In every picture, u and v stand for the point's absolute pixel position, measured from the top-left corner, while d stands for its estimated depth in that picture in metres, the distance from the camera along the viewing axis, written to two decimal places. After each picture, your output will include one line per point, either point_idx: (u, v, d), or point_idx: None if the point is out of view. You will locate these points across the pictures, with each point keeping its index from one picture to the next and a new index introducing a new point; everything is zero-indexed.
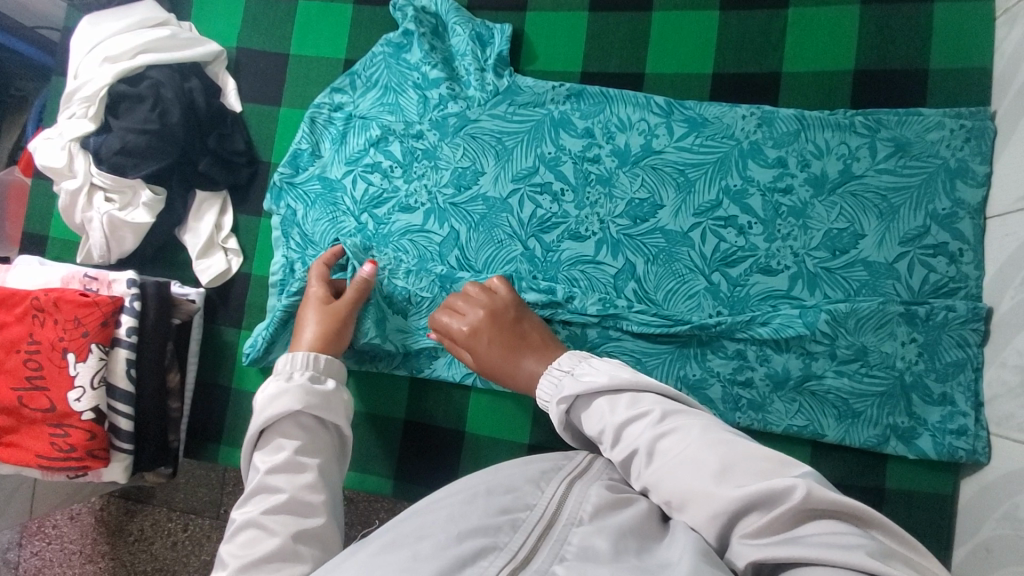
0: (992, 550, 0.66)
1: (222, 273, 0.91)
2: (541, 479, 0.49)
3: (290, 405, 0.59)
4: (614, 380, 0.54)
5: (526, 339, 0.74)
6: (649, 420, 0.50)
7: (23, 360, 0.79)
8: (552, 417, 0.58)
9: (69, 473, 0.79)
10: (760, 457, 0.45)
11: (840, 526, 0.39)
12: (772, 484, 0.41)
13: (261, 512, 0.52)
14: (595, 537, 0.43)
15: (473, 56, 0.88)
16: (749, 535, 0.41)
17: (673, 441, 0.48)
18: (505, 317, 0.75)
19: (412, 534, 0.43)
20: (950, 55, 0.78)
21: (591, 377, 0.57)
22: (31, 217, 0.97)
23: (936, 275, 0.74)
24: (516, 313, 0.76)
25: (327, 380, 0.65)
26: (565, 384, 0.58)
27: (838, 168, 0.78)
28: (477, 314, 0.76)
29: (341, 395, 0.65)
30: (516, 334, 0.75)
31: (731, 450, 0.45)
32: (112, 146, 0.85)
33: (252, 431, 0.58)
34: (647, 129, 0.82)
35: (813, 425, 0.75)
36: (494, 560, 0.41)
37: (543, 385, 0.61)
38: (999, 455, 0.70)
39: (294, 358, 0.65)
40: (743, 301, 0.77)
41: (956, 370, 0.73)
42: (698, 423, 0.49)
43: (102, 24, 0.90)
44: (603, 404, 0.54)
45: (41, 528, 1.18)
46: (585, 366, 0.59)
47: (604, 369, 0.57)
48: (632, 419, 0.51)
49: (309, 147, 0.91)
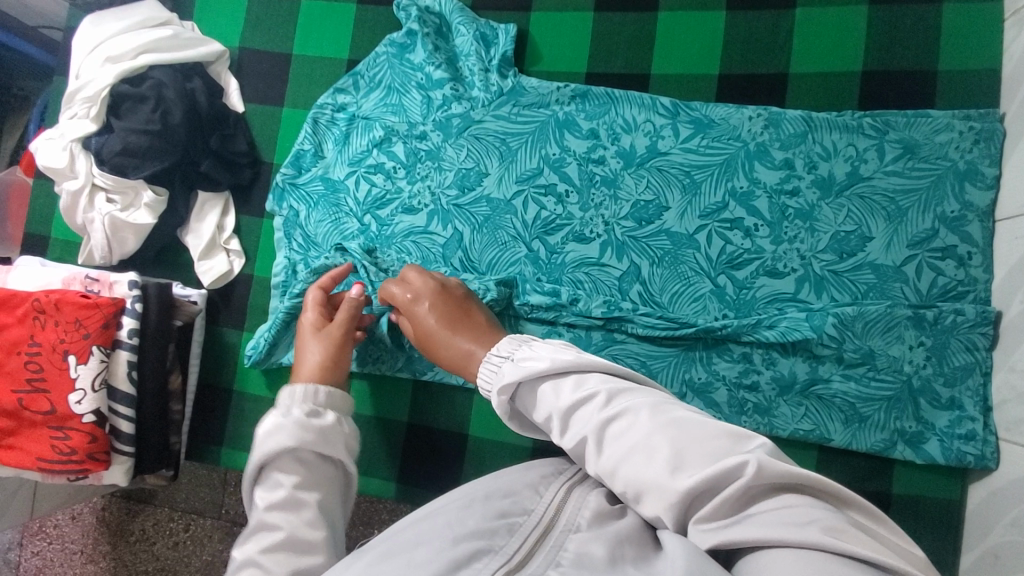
0: (1000, 556, 0.65)
1: (224, 274, 0.91)
2: (540, 484, 0.48)
3: (286, 441, 0.58)
4: (556, 362, 0.51)
5: (468, 317, 0.71)
6: (596, 405, 0.47)
7: (24, 362, 0.79)
8: (496, 407, 0.55)
9: (69, 476, 0.79)
10: (714, 434, 0.43)
11: (794, 500, 0.38)
12: (724, 464, 0.39)
13: (258, 551, 0.51)
14: (592, 543, 0.42)
15: (478, 56, 0.88)
16: (705, 518, 0.40)
17: (623, 427, 0.45)
18: (455, 293, 0.74)
19: (407, 541, 0.43)
20: (959, 56, 0.78)
21: (531, 360, 0.54)
22: (32, 218, 0.97)
23: (944, 278, 0.74)
24: (466, 295, 0.74)
25: (327, 413, 0.64)
26: (505, 371, 0.55)
27: (846, 170, 0.77)
28: (427, 281, 0.74)
29: (341, 428, 0.64)
30: (460, 309, 0.72)
31: (684, 431, 0.43)
32: (113, 146, 0.84)
33: (251, 469, 0.57)
34: (653, 130, 0.82)
35: (819, 429, 0.75)
36: (489, 563, 0.41)
37: (482, 372, 0.58)
38: (1007, 460, 0.69)
39: (294, 392, 0.64)
40: (749, 303, 0.77)
41: (964, 374, 0.72)
42: (647, 402, 0.46)
43: (104, 23, 0.89)
44: (547, 390, 0.51)
45: (41, 528, 1.18)
46: (524, 349, 0.56)
47: (543, 351, 0.54)
48: (578, 403, 0.48)
49: (312, 148, 0.91)
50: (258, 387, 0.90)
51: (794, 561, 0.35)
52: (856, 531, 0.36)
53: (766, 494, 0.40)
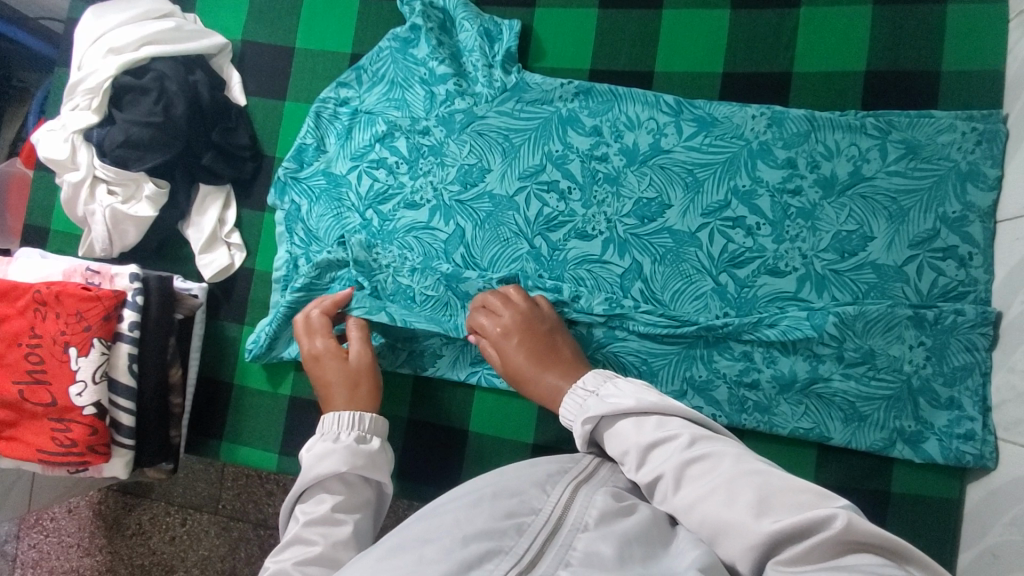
0: (998, 556, 0.65)
1: (224, 268, 0.91)
2: (546, 482, 0.48)
3: (337, 464, 0.59)
4: (641, 403, 0.53)
5: (556, 354, 0.72)
6: (679, 445, 0.49)
7: (24, 354, 0.78)
8: (575, 438, 0.56)
9: (70, 469, 0.79)
10: (797, 489, 0.44)
11: (877, 558, 0.38)
12: (813, 513, 0.40)
13: (293, 563, 0.51)
14: (601, 542, 0.42)
15: (482, 52, 0.87)
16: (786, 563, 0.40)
17: (705, 469, 0.47)
18: (540, 328, 0.74)
19: (417, 537, 0.43)
20: (963, 57, 0.78)
21: (616, 398, 0.55)
22: (32, 210, 0.96)
23: (945, 279, 0.74)
24: (552, 326, 0.74)
25: (372, 440, 0.64)
26: (590, 404, 0.56)
27: (848, 170, 0.77)
28: (514, 315, 0.74)
29: (385, 454, 0.64)
30: (547, 346, 0.72)
31: (768, 481, 0.44)
32: (116, 138, 0.83)
33: (294, 489, 0.58)
34: (656, 128, 0.82)
35: (819, 427, 0.75)
36: (500, 564, 0.41)
37: (566, 404, 0.59)
38: (1006, 460, 0.69)
39: (339, 417, 0.64)
40: (750, 302, 0.77)
41: (964, 374, 0.72)
42: (730, 451, 0.48)
43: (106, 15, 0.89)
44: (628, 425, 0.53)
45: (38, 520, 1.18)
46: (609, 386, 0.58)
47: (628, 390, 0.56)
48: (661, 441, 0.50)
49: (314, 142, 0.90)
50: (259, 382, 0.89)
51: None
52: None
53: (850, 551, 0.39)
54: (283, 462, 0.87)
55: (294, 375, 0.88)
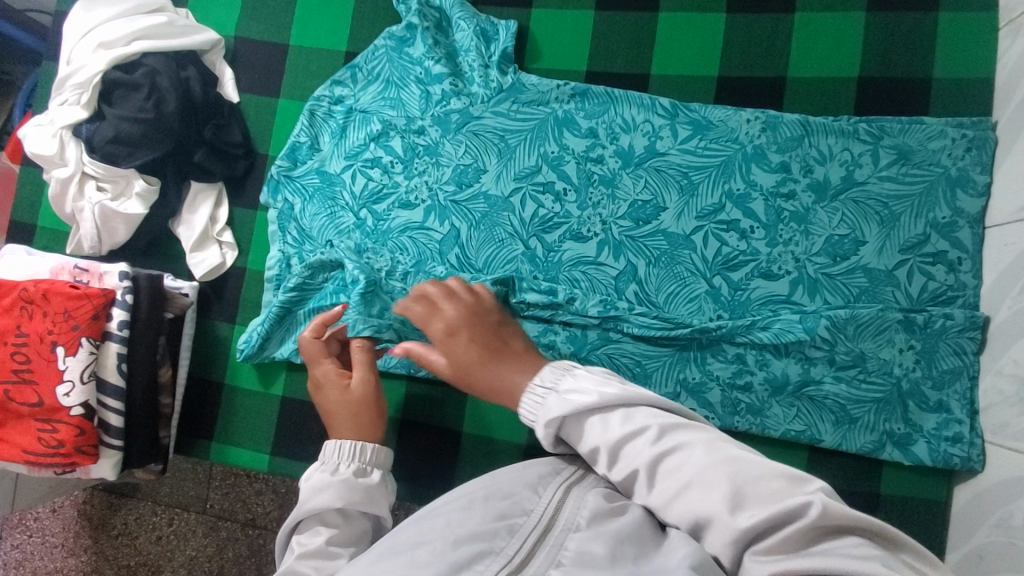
0: (984, 556, 0.66)
1: (216, 266, 0.89)
2: (538, 484, 0.48)
3: (331, 500, 0.58)
4: (604, 398, 0.49)
5: (510, 346, 0.62)
6: (648, 439, 0.47)
7: (10, 353, 0.77)
8: (539, 441, 0.51)
9: (57, 469, 0.78)
10: (770, 474, 0.43)
11: (852, 540, 0.39)
12: (785, 502, 0.40)
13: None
14: (592, 542, 0.42)
15: (478, 52, 0.87)
16: (761, 553, 0.40)
17: (677, 463, 0.46)
18: (489, 318, 0.65)
19: (409, 542, 0.43)
20: (952, 65, 0.79)
21: (578, 393, 0.50)
22: (18, 206, 0.95)
23: (935, 283, 0.75)
24: (500, 319, 0.66)
25: (371, 473, 0.63)
26: (550, 405, 0.50)
27: (841, 175, 0.78)
28: (458, 309, 0.66)
29: (384, 487, 0.63)
30: (499, 336, 0.63)
31: (741, 470, 0.43)
32: (106, 134, 0.82)
33: (290, 520, 0.58)
34: (651, 130, 0.82)
35: (810, 429, 0.76)
36: (491, 565, 0.41)
37: (524, 402, 0.52)
38: (993, 462, 0.71)
39: (341, 446, 0.64)
40: (744, 305, 0.77)
41: (952, 377, 0.73)
42: (702, 438, 0.47)
43: (95, 8, 0.87)
44: (593, 423, 0.49)
45: (21, 520, 1.16)
46: (569, 379, 0.51)
47: (590, 382, 0.50)
48: (628, 437, 0.47)
49: (308, 140, 0.90)
50: (251, 381, 0.89)
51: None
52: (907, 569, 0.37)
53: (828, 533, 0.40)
54: (274, 463, 0.86)
55: (286, 375, 0.87)
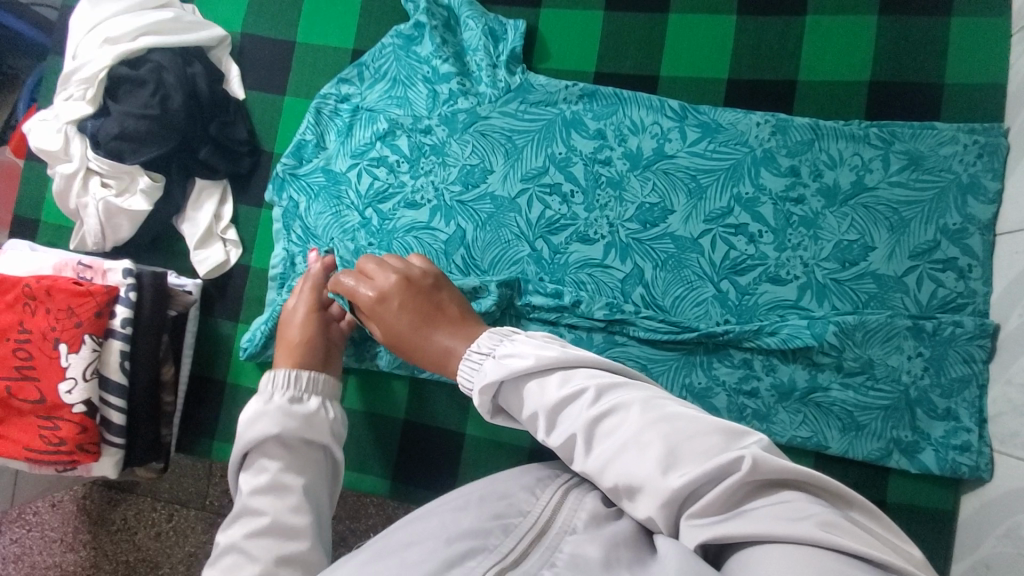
0: (991, 567, 0.66)
1: (221, 264, 0.89)
2: (536, 485, 0.48)
3: (268, 427, 0.58)
4: (541, 360, 0.49)
5: (440, 310, 0.66)
6: (585, 403, 0.45)
7: (12, 350, 0.77)
8: (478, 407, 0.53)
9: (58, 468, 0.77)
10: (705, 431, 0.41)
11: (789, 495, 0.38)
12: (717, 458, 0.39)
13: (243, 536, 0.52)
14: (588, 545, 0.41)
15: (486, 52, 0.87)
16: (696, 515, 0.39)
17: (613, 425, 0.44)
18: (421, 285, 0.68)
19: (402, 541, 0.43)
20: (965, 71, 0.78)
21: (513, 357, 0.51)
22: (21, 201, 0.94)
23: (944, 290, 0.74)
24: (434, 281, 0.69)
25: (309, 400, 0.64)
26: (487, 369, 0.52)
27: (851, 180, 0.77)
28: (389, 277, 0.69)
29: (325, 415, 0.64)
30: (430, 302, 0.67)
31: (675, 428, 0.42)
32: (111, 130, 0.81)
33: (234, 456, 0.59)
34: (660, 133, 0.82)
35: (816, 436, 0.75)
36: (482, 562, 0.40)
37: (463, 370, 0.55)
38: (1001, 472, 0.70)
39: (274, 377, 0.64)
40: (751, 309, 0.77)
41: (961, 386, 0.73)
42: (639, 398, 0.45)
43: (102, 3, 0.87)
44: (533, 388, 0.49)
45: (21, 515, 1.15)
46: (506, 344, 0.53)
47: (527, 347, 0.51)
48: (566, 401, 0.46)
49: (314, 138, 0.89)
50: (253, 380, 0.88)
51: (785, 557, 0.34)
52: (848, 525, 0.36)
53: (767, 489, 0.39)
54: None
55: None
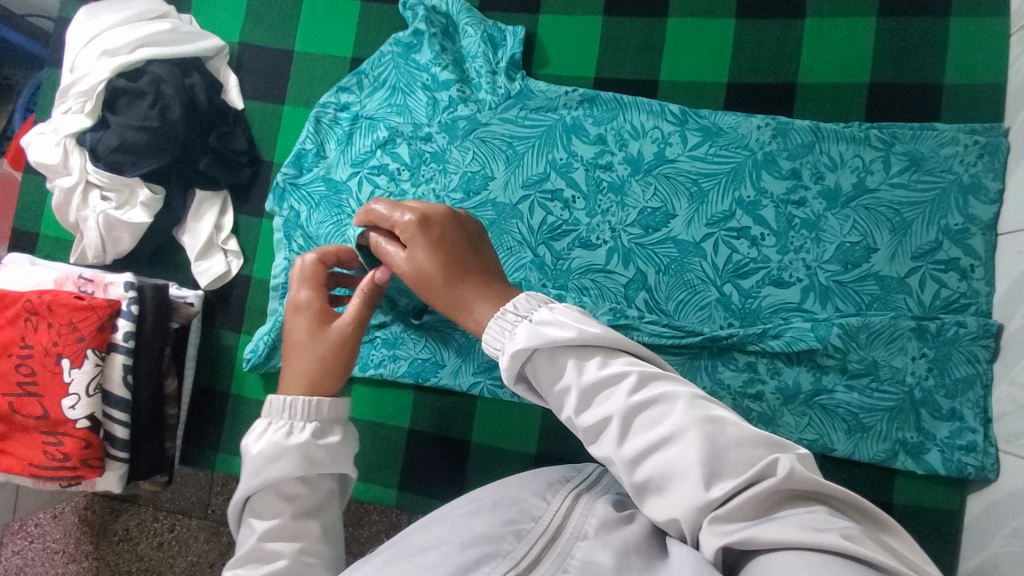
0: (1000, 566, 0.66)
1: (221, 274, 0.88)
2: (547, 491, 0.47)
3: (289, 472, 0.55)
4: (584, 335, 0.46)
5: (478, 258, 0.59)
6: (628, 388, 0.44)
7: (15, 365, 0.77)
8: (502, 371, 0.49)
9: (62, 483, 0.77)
10: (751, 441, 0.41)
11: (815, 506, 0.39)
12: (757, 464, 0.39)
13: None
14: (600, 551, 0.41)
15: (485, 58, 0.87)
16: (722, 518, 0.39)
17: (657, 415, 0.43)
18: (466, 228, 0.60)
19: (416, 547, 0.43)
20: (963, 72, 0.78)
21: (553, 326, 0.48)
22: (19, 213, 0.94)
23: (947, 290, 0.74)
24: (478, 232, 0.61)
25: (330, 432, 0.59)
26: (521, 334, 0.48)
27: (852, 182, 0.77)
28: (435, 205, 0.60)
29: (347, 445, 0.60)
30: (473, 248, 0.59)
31: (722, 432, 0.41)
32: (111, 142, 0.81)
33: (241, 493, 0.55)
34: (660, 137, 0.82)
35: (823, 438, 0.74)
36: (497, 567, 0.40)
37: (492, 327, 0.51)
38: (1008, 472, 0.70)
39: (292, 404, 0.58)
40: (754, 313, 0.77)
41: (966, 386, 0.73)
42: (685, 392, 0.44)
43: (100, 15, 0.87)
44: (570, 363, 0.47)
45: (23, 526, 1.15)
46: (544, 311, 0.49)
47: (568, 317, 0.48)
48: (607, 382, 0.45)
49: (314, 147, 0.89)
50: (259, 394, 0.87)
51: (805, 562, 0.34)
52: (872, 540, 0.36)
53: (798, 502, 0.39)
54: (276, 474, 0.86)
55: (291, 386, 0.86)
